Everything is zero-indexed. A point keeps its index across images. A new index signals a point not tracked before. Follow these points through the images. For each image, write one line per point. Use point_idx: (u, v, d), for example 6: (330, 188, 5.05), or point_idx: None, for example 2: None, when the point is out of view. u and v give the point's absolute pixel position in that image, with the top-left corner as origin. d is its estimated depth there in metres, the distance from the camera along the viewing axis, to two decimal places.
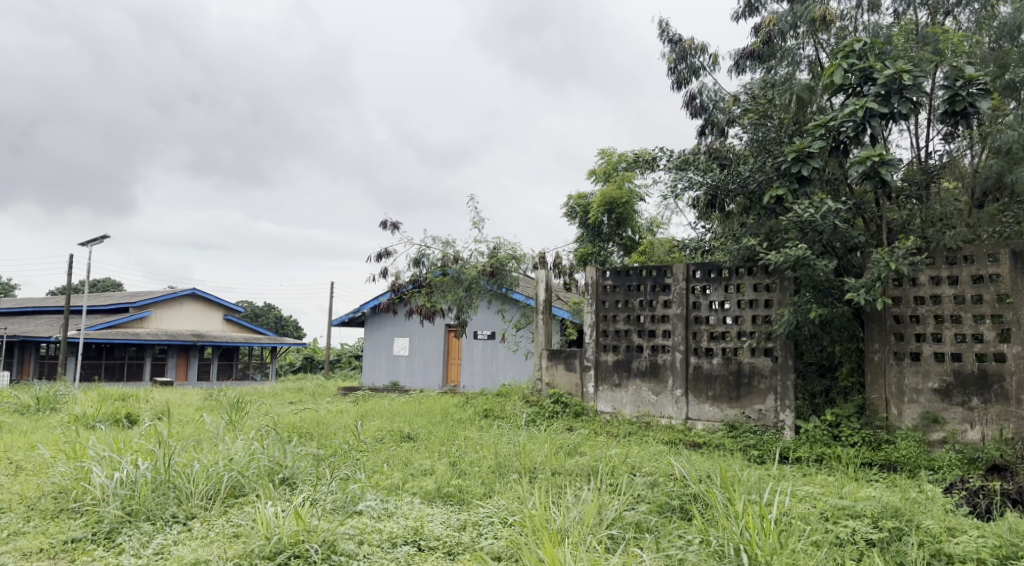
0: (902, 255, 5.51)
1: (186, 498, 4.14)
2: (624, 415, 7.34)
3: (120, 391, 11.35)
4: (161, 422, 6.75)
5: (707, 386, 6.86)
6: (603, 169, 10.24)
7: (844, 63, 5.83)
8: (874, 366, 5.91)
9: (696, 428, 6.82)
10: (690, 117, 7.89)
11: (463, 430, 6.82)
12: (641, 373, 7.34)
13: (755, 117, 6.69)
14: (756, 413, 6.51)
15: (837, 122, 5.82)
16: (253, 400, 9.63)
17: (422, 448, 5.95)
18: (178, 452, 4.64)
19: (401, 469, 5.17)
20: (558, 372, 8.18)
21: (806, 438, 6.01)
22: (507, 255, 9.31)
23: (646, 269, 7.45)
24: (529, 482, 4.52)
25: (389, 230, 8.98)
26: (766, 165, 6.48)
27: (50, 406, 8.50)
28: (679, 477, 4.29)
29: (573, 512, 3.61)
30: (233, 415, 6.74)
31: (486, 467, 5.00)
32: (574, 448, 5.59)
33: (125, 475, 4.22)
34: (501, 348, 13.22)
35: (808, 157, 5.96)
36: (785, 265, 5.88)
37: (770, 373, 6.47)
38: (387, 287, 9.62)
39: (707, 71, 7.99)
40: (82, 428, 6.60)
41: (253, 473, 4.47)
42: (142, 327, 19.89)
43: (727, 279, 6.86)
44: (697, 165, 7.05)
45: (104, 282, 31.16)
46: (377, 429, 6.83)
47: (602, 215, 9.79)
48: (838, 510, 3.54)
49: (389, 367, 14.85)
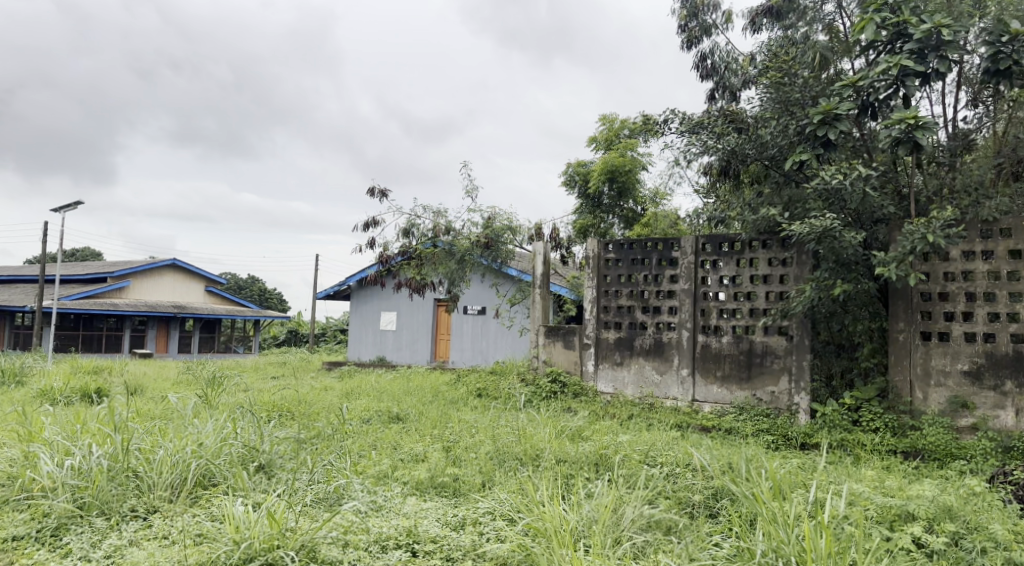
0: (939, 226, 5.08)
1: (147, 489, 3.55)
2: (625, 396, 6.93)
3: (94, 362, 10.73)
4: (131, 399, 6.20)
5: (715, 366, 6.47)
6: (604, 136, 9.70)
7: (877, 17, 5.25)
8: (898, 347, 5.54)
9: (703, 410, 6.44)
10: (700, 80, 7.44)
11: (457, 410, 6.37)
12: (645, 351, 6.92)
13: (775, 77, 5.97)
14: (768, 395, 6.15)
15: (867, 81, 5.33)
16: (233, 374, 9.09)
17: (413, 430, 5.51)
18: (139, 435, 4.02)
19: (390, 454, 4.72)
20: (556, 349, 7.74)
21: (823, 422, 5.67)
22: (502, 226, 8.77)
23: (652, 242, 6.99)
24: (534, 473, 4.10)
25: (377, 198, 8.41)
26: (789, 127, 5.81)
27: (18, 379, 7.81)
28: (700, 468, 3.88)
29: (590, 511, 3.19)
30: (209, 391, 6.22)
31: (484, 454, 4.56)
32: (577, 433, 5.17)
33: (77, 462, 3.59)
34: (492, 323, 12.79)
35: (837, 119, 5.38)
36: (809, 237, 5.44)
37: (784, 353, 6.10)
38: (375, 259, 9.08)
39: (719, 29, 7.37)
40: (45, 402, 6.05)
41: (225, 460, 3.90)
42: (120, 297, 19.16)
43: (740, 253, 6.42)
44: (711, 129, 6.47)
45: (85, 252, 30.18)
46: (365, 409, 6.35)
47: (603, 184, 9.28)
48: (886, 511, 3.15)
49: (375, 341, 14.38)
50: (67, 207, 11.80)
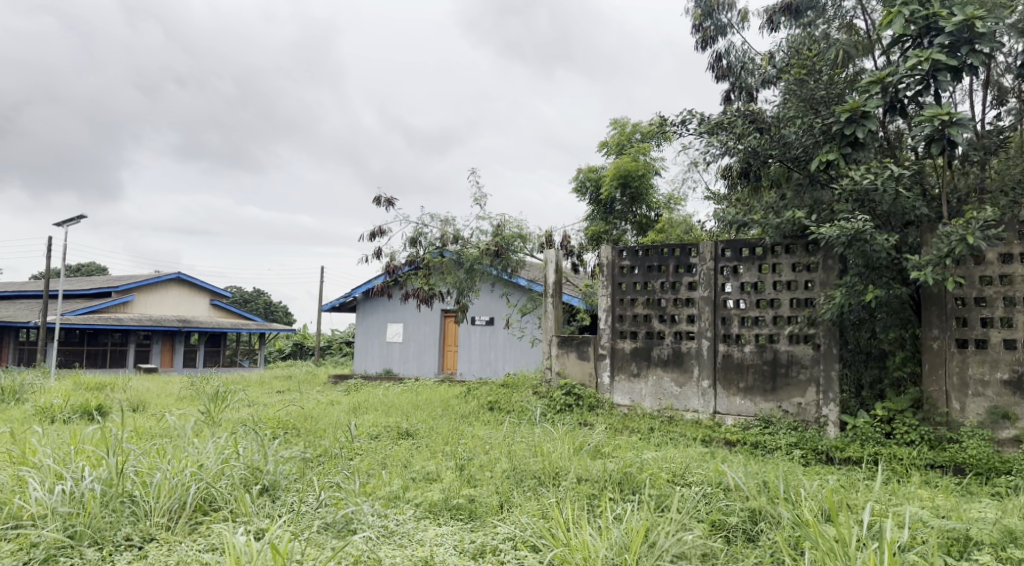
0: (977, 227, 4.83)
1: (143, 516, 3.19)
2: (643, 408, 6.67)
3: (96, 378, 10.44)
4: (130, 417, 5.92)
5: (738, 377, 6.22)
6: (616, 140, 9.48)
7: (906, 10, 5.02)
8: (932, 355, 5.28)
9: (726, 423, 6.18)
10: (716, 80, 7.35)
11: (470, 426, 6.10)
12: (663, 362, 6.66)
13: (799, 74, 5.73)
14: (795, 407, 5.91)
15: (896, 76, 5.11)
16: (237, 390, 8.82)
17: (424, 446, 5.26)
18: (135, 456, 3.64)
19: (401, 473, 4.47)
20: (569, 360, 7.48)
21: (853, 435, 5.42)
22: (512, 233, 8.55)
23: (668, 248, 6.74)
24: (556, 495, 3.84)
25: (383, 206, 8.20)
26: (815, 126, 5.57)
27: (17, 396, 7.52)
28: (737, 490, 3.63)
29: (621, 537, 2.93)
30: (211, 407, 5.96)
31: (500, 473, 4.30)
32: (598, 448, 4.91)
33: (68, 487, 3.17)
34: (501, 334, 12.55)
35: (866, 117, 5.17)
36: (838, 241, 5.20)
37: (811, 363, 5.85)
38: (382, 269, 8.84)
39: (735, 29, 7.17)
40: (41, 421, 5.77)
41: (228, 483, 3.57)
42: (124, 312, 18.96)
43: (762, 258, 6.18)
44: (731, 129, 6.18)
45: (88, 267, 30.00)
46: (373, 425, 6.08)
47: (615, 190, 9.08)
48: (944, 537, 2.93)
49: (381, 353, 14.13)
50: (68, 220, 11.54)
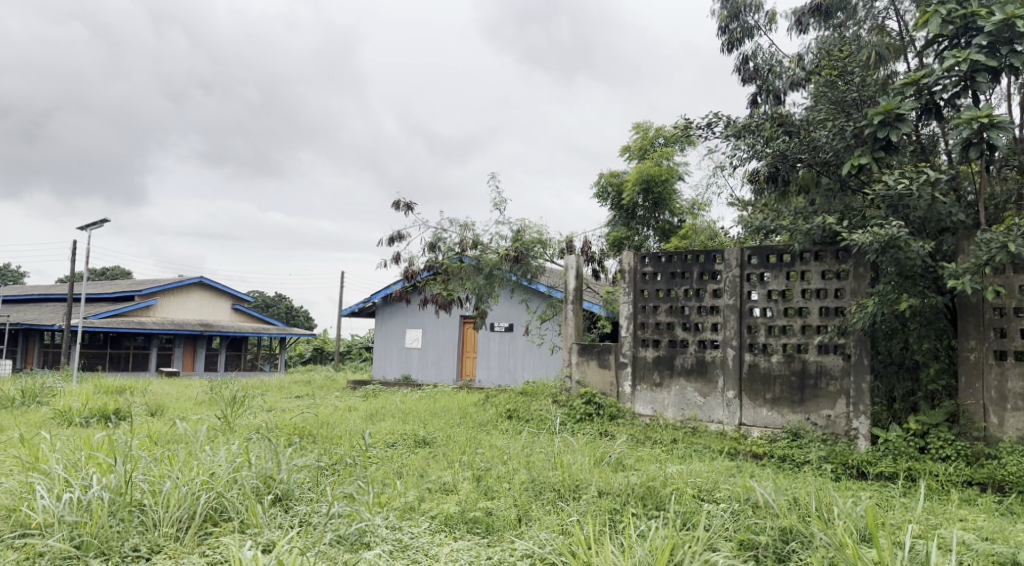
0: (1019, 234, 4.61)
1: (152, 526, 3.12)
2: (665, 419, 6.50)
3: (117, 382, 10.48)
4: (147, 422, 5.89)
5: (764, 388, 6.03)
6: (639, 144, 9.32)
7: (943, 9, 4.81)
8: (969, 367, 5.08)
9: (752, 436, 5.99)
10: (742, 84, 7.16)
11: (488, 434, 5.97)
12: (686, 371, 6.49)
13: (830, 76, 5.55)
14: (824, 420, 5.70)
15: (932, 78, 4.91)
16: (255, 394, 8.79)
17: (441, 456, 5.16)
18: (146, 464, 3.57)
19: (416, 483, 4.36)
20: (589, 369, 7.32)
21: (885, 450, 5.21)
22: (533, 238, 8.43)
23: (692, 254, 6.58)
24: (576, 509, 3.70)
25: (402, 211, 8.14)
26: (846, 129, 5.35)
27: (37, 399, 7.55)
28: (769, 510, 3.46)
29: (644, 555, 2.79)
30: (227, 413, 5.91)
31: (519, 484, 4.17)
32: (619, 460, 4.76)
33: (76, 495, 3.10)
34: (520, 341, 12.43)
35: (900, 120, 4.93)
36: (871, 248, 5.00)
37: (841, 374, 5.65)
38: (401, 274, 8.77)
39: (761, 31, 7.02)
40: (58, 425, 5.76)
41: (238, 493, 3.48)
42: (147, 315, 19.17)
43: (790, 265, 6.01)
44: (758, 132, 6.01)
45: (113, 271, 30.46)
46: (389, 432, 5.99)
47: (638, 195, 8.94)
48: (989, 560, 2.76)
49: (400, 359, 14.08)
50: (92, 224, 11.65)
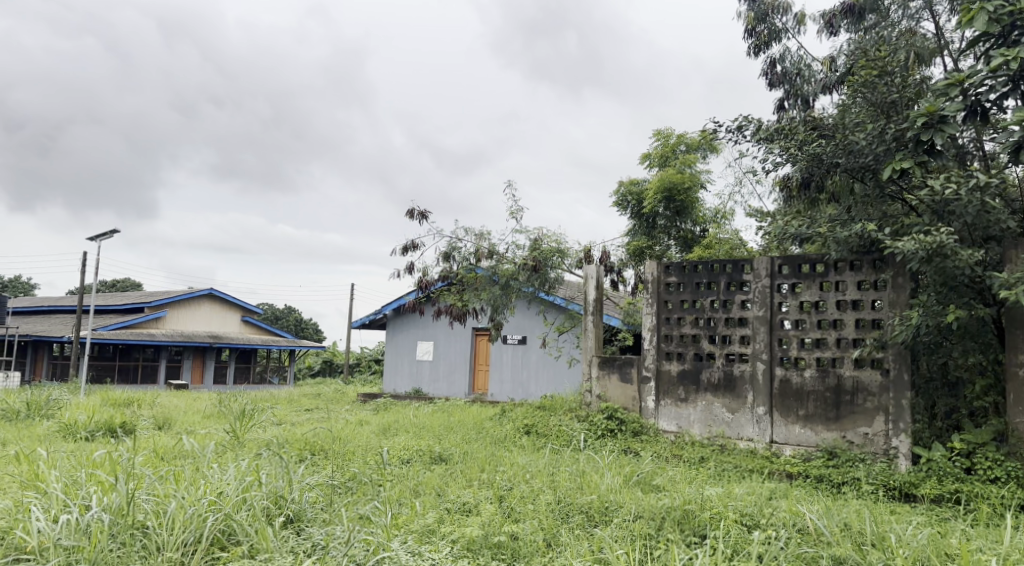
0: None
1: (153, 552, 2.86)
2: (691, 436, 6.22)
3: (126, 394, 10.28)
4: (153, 437, 5.66)
5: (797, 404, 5.74)
6: (660, 152, 9.11)
7: (990, 5, 4.53)
8: (1018, 384, 4.76)
9: (784, 454, 5.69)
10: (769, 87, 7.03)
11: (507, 451, 5.70)
12: (714, 386, 6.21)
13: (869, 76, 5.34)
14: (861, 438, 5.40)
15: (977, 77, 4.56)
16: (264, 407, 8.56)
17: (459, 473, 4.90)
18: (149, 482, 3.33)
19: (435, 504, 4.10)
20: (610, 383, 7.04)
21: (929, 471, 4.91)
22: (551, 248, 8.20)
23: (719, 264, 6.32)
24: (610, 535, 3.43)
25: (417, 219, 7.93)
26: (886, 132, 5.15)
27: (42, 412, 7.36)
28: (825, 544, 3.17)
29: None
30: (236, 427, 5.70)
31: (544, 506, 3.91)
32: (650, 480, 4.48)
33: (73, 517, 2.86)
34: (534, 354, 12.17)
35: (944, 122, 4.66)
36: (916, 256, 4.72)
37: (879, 390, 5.36)
38: (414, 285, 8.54)
39: (790, 33, 6.91)
40: (62, 440, 5.54)
41: (248, 514, 3.24)
42: (157, 327, 19.04)
43: (824, 275, 5.75)
44: (791, 136, 5.79)
45: (124, 283, 30.39)
46: (404, 448, 5.73)
47: (659, 204, 8.74)
48: None
49: (411, 372, 13.83)
50: (103, 234, 11.52)
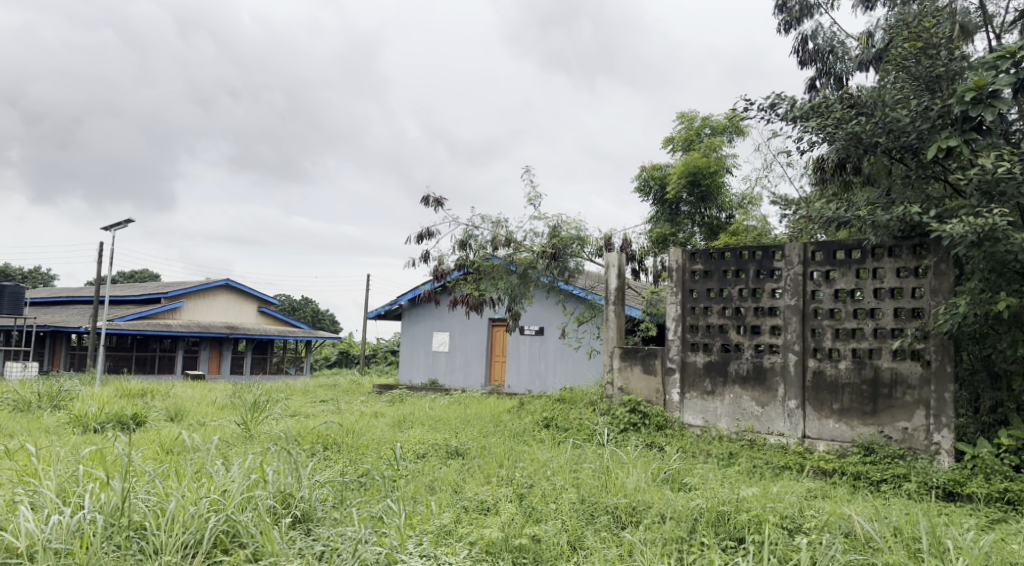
0: None
1: (151, 554, 2.68)
2: (718, 430, 5.96)
3: (140, 385, 10.22)
4: (162, 429, 5.50)
5: (831, 397, 5.46)
6: (683, 136, 8.82)
7: None
8: None
9: (818, 450, 5.41)
10: (801, 66, 6.74)
11: (526, 446, 5.48)
12: (742, 378, 5.94)
13: (912, 49, 5.03)
14: (899, 433, 5.12)
15: None
16: (278, 398, 8.41)
17: (477, 469, 4.70)
18: (148, 481, 3.13)
19: (452, 502, 3.90)
20: (633, 374, 6.79)
21: (974, 468, 4.61)
22: (570, 235, 7.93)
23: (748, 251, 6.04)
24: (640, 538, 3.19)
25: (433, 206, 7.72)
26: (930, 108, 4.84)
27: (54, 403, 7.27)
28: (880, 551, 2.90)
29: None
30: (248, 419, 5.52)
31: (567, 504, 3.69)
32: (678, 479, 4.24)
33: (64, 518, 2.67)
34: (552, 345, 11.94)
35: (996, 97, 4.28)
36: (965, 241, 4.40)
37: (919, 383, 5.05)
38: (430, 274, 8.33)
39: (823, 9, 6.59)
40: (71, 433, 5.41)
41: (252, 515, 3.05)
42: (173, 318, 19.07)
43: (860, 262, 5.44)
44: (827, 113, 5.44)
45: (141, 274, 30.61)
46: (419, 442, 5.53)
47: (683, 189, 8.48)
48: None
49: (427, 363, 13.67)
50: (116, 224, 11.43)
